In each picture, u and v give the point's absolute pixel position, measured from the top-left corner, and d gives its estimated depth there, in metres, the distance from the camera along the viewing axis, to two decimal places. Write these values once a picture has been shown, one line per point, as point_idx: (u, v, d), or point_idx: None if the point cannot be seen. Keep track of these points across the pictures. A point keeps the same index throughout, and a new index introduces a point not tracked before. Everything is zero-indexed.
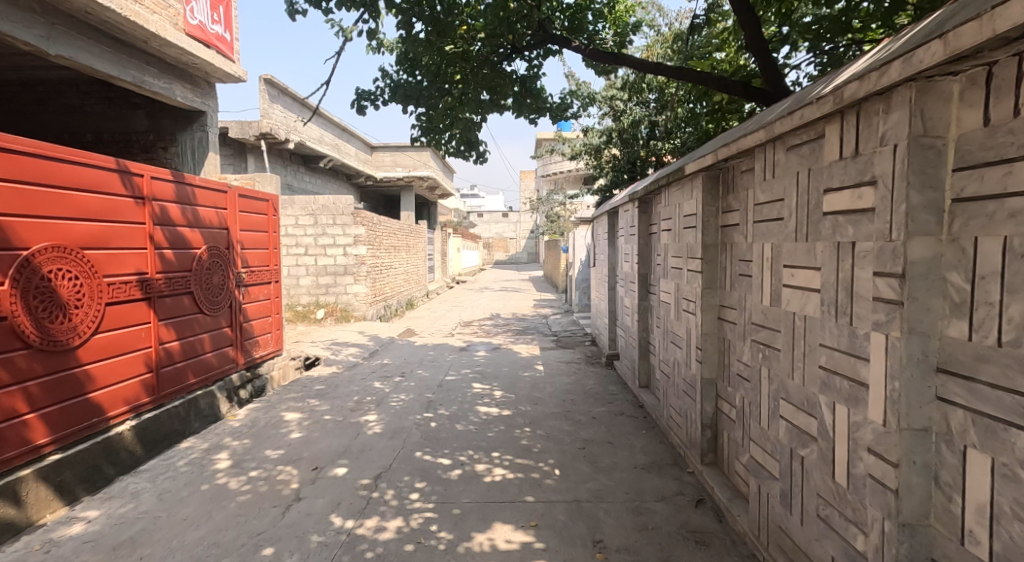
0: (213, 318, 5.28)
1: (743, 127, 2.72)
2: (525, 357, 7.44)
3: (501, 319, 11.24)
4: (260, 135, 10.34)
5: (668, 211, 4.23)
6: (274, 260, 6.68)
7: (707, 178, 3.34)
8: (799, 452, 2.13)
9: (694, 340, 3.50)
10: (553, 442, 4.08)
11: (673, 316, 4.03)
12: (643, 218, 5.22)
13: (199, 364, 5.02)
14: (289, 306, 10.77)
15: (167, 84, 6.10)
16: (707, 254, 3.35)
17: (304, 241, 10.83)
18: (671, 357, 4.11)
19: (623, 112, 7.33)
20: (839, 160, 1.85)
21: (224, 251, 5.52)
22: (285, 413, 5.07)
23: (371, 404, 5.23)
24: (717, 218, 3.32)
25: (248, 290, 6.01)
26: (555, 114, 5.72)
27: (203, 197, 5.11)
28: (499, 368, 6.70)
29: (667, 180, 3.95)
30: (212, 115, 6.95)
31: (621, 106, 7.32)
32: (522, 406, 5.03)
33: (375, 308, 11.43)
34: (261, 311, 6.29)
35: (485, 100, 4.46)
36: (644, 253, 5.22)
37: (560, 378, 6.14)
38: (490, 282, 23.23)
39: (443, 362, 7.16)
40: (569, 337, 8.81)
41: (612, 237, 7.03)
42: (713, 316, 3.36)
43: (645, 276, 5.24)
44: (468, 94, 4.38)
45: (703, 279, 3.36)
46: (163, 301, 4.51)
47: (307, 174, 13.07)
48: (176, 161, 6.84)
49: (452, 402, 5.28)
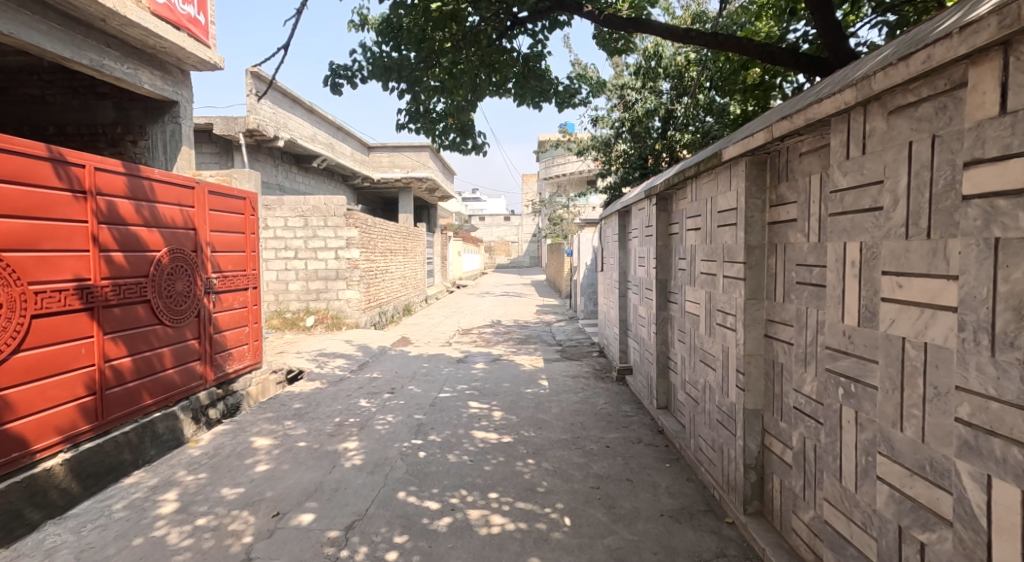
0: (176, 330, 4.69)
1: (810, 93, 2.12)
2: (528, 370, 6.83)
3: (502, 327, 10.62)
4: (247, 131, 9.74)
5: (695, 208, 3.62)
6: (253, 264, 6.09)
7: (751, 164, 2.73)
8: (914, 535, 1.53)
9: (734, 362, 2.90)
10: (562, 479, 3.48)
11: (703, 330, 3.42)
12: (662, 217, 4.63)
13: (159, 382, 4.43)
14: (277, 313, 10.16)
15: (131, 69, 5.52)
16: (751, 256, 2.74)
17: (293, 244, 10.24)
18: (700, 379, 3.50)
19: (634, 102, 6.75)
20: (1000, 116, 1.29)
21: (191, 254, 4.92)
22: (256, 436, 4.47)
23: (354, 428, 4.62)
24: (763, 214, 2.73)
25: (220, 298, 5.41)
26: (561, 100, 5.12)
27: (164, 193, 4.52)
28: (499, 384, 6.08)
29: (695, 169, 3.33)
30: (186, 106, 6.37)
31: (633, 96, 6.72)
32: (525, 431, 4.42)
33: (369, 315, 10.82)
34: (235, 321, 5.70)
35: (483, 77, 3.87)
36: (663, 257, 4.63)
37: (567, 395, 5.52)
38: (492, 286, 22.68)
39: (438, 376, 6.55)
40: (574, 348, 8.19)
41: (623, 240, 6.42)
42: (759, 333, 2.75)
43: (664, 283, 4.64)
44: (462, 62, 3.74)
45: (745, 287, 2.76)
46: (110, 311, 3.92)
47: (299, 174, 12.50)
48: (146, 155, 6.24)
49: (445, 425, 4.67)
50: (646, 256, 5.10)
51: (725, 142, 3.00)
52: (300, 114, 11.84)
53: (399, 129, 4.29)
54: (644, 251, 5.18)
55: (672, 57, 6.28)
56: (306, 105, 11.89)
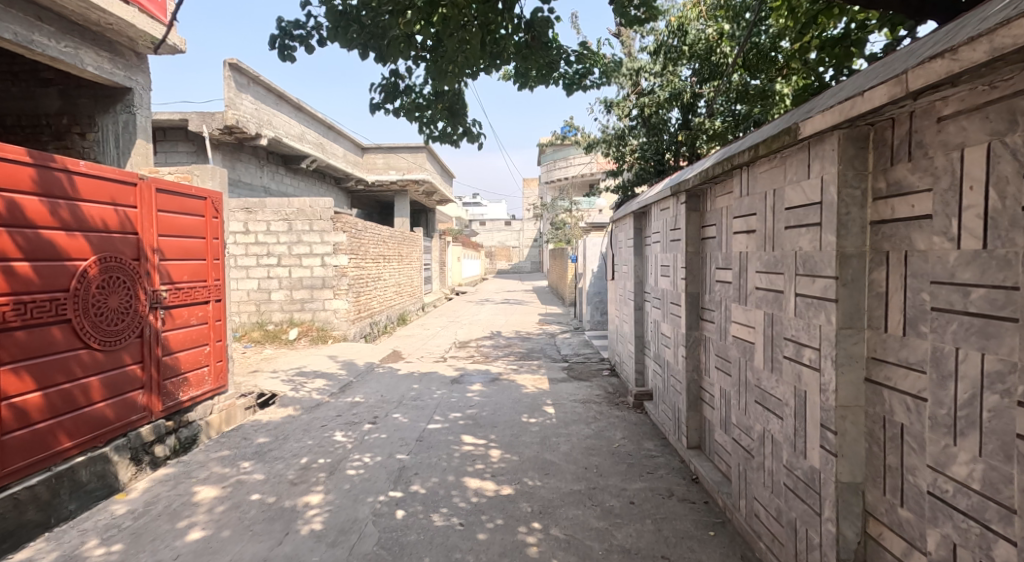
0: (111, 354, 3.91)
1: (985, 18, 1.37)
2: (531, 392, 6.05)
3: (501, 340, 9.80)
4: (225, 128, 8.99)
5: (745, 206, 2.85)
6: (215, 273, 5.31)
7: (847, 139, 1.94)
8: None
9: (816, 415, 2.12)
10: (577, 555, 2.70)
11: (760, 364, 2.63)
12: (693, 218, 3.89)
13: (84, 420, 3.64)
14: (259, 325, 9.38)
15: (71, 48, 4.76)
16: (845, 269, 1.95)
17: (276, 250, 9.47)
18: (755, 425, 2.71)
19: (650, 90, 6.01)
20: None
21: (132, 264, 4.15)
22: (202, 484, 3.69)
23: (322, 473, 3.84)
24: (865, 208, 1.94)
25: (172, 313, 4.63)
26: (569, 81, 4.36)
27: (93, 190, 3.77)
28: (498, 411, 5.31)
29: (751, 155, 2.56)
30: (142, 94, 5.60)
31: (654, 82, 5.98)
32: (528, 479, 3.63)
33: (358, 327, 10.05)
34: (192, 340, 4.91)
35: (473, 27, 3.02)
36: (694, 266, 3.88)
37: (578, 426, 4.75)
38: (491, 293, 21.90)
39: (429, 401, 5.78)
40: (582, 365, 7.38)
41: (640, 247, 5.65)
42: (857, 377, 1.96)
43: (697, 297, 3.88)
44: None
45: (837, 312, 1.96)
46: (9, 336, 3.18)
47: (285, 176, 11.74)
48: (96, 150, 5.47)
49: (432, 469, 3.87)
50: (671, 265, 4.32)
51: (801, 112, 2.23)
52: (287, 112, 11.09)
53: (372, 109, 3.51)
54: (668, 258, 4.40)
55: (699, 33, 5.52)
56: (293, 102, 11.15)
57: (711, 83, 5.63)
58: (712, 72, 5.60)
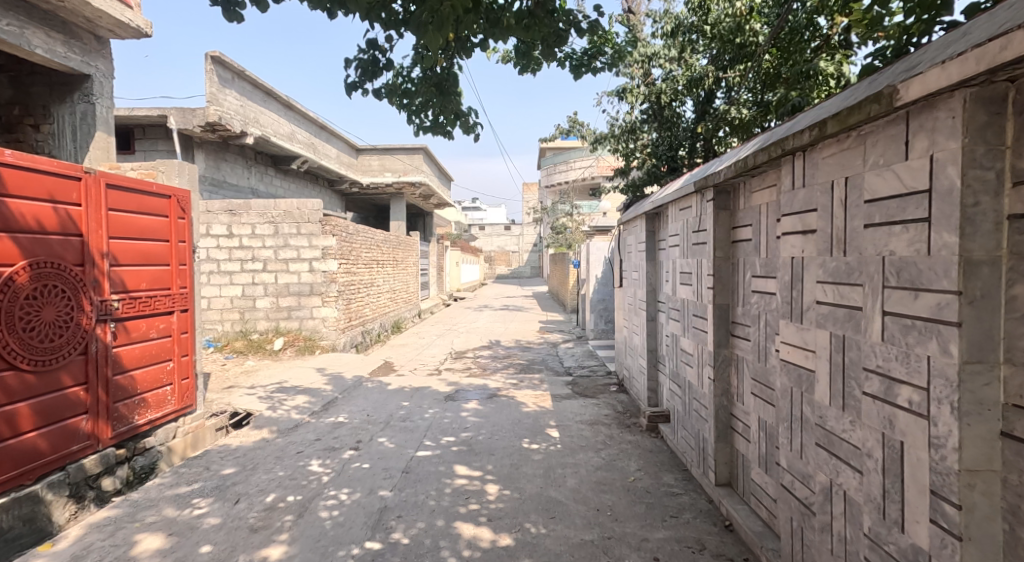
0: (45, 375, 3.38)
1: None
2: (532, 412, 5.48)
3: (500, 350, 9.22)
4: (207, 124, 8.47)
5: (798, 200, 2.31)
6: (182, 281, 4.77)
7: (976, 101, 1.41)
8: None
9: (921, 476, 1.58)
10: None
11: (822, 398, 2.09)
12: (721, 218, 3.35)
13: (7, 455, 3.10)
14: (242, 334, 8.82)
15: (15, 27, 4.22)
16: (972, 282, 1.43)
17: (262, 254, 8.93)
18: (815, 474, 2.17)
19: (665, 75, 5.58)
20: None
21: (75, 270, 3.62)
22: (146, 530, 3.13)
23: (290, 514, 3.29)
24: (1002, 197, 1.41)
25: (127, 326, 4.09)
26: (577, 62, 3.85)
27: (24, 185, 3.26)
28: (496, 434, 4.75)
29: (814, 134, 2.03)
30: (103, 82, 5.06)
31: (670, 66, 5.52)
32: (531, 526, 3.08)
33: (349, 336, 9.48)
34: (152, 356, 4.36)
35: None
36: (723, 273, 3.35)
37: (586, 455, 4.20)
38: (490, 297, 22.11)
39: (420, 422, 5.21)
40: (587, 380, 6.80)
41: (653, 251, 5.12)
42: (990, 431, 1.43)
43: (727, 309, 3.35)
44: None
45: (960, 340, 1.43)
46: None
47: (273, 176, 11.21)
48: (50, 143, 4.94)
49: (418, 511, 3.32)
50: (694, 271, 3.78)
51: (897, 70, 1.70)
52: (275, 109, 10.58)
53: (348, 90, 2.99)
54: (690, 264, 3.87)
55: (723, 12, 5.01)
56: (282, 99, 10.64)
57: (736, 67, 5.07)
58: (739, 54, 5.04)
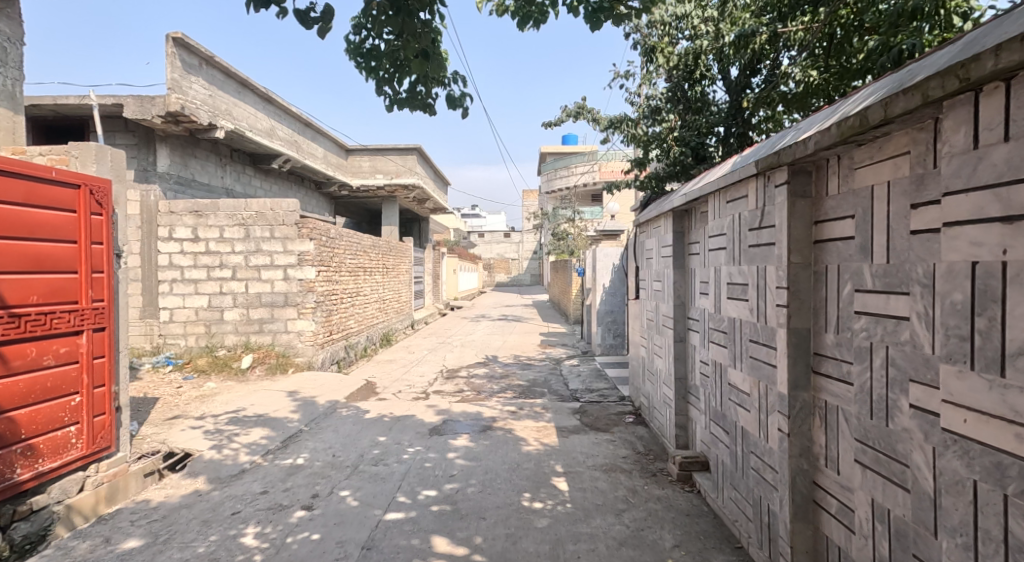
0: None
1: None
2: (535, 452, 4.50)
3: (496, 368, 8.20)
4: (167, 114, 7.50)
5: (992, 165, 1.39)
6: (95, 292, 3.79)
7: None
8: None
9: None
10: None
11: None
12: (799, 209, 2.39)
13: None
14: (207, 350, 7.86)
15: None
16: None
17: (231, 260, 7.97)
18: None
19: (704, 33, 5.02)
20: None
21: None
22: None
23: None
24: None
25: (3, 353, 3.15)
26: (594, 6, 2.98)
27: None
28: (490, 486, 3.77)
29: None
30: (8, 48, 4.14)
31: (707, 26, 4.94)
32: None
33: (329, 352, 8.49)
34: (48, 389, 3.41)
35: None
36: (803, 284, 2.39)
37: (607, 521, 3.22)
38: (512, 297, 26.26)
39: (397, 466, 4.22)
40: (598, 408, 5.81)
41: (681, 257, 4.18)
42: None
43: (808, 336, 2.39)
44: None
45: None
46: None
47: (252, 176, 10.29)
48: None
49: None
50: (751, 281, 2.82)
51: None
52: (252, 102, 9.67)
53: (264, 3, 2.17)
54: (744, 273, 2.91)
55: None
56: (260, 91, 9.74)
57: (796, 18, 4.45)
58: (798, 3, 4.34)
